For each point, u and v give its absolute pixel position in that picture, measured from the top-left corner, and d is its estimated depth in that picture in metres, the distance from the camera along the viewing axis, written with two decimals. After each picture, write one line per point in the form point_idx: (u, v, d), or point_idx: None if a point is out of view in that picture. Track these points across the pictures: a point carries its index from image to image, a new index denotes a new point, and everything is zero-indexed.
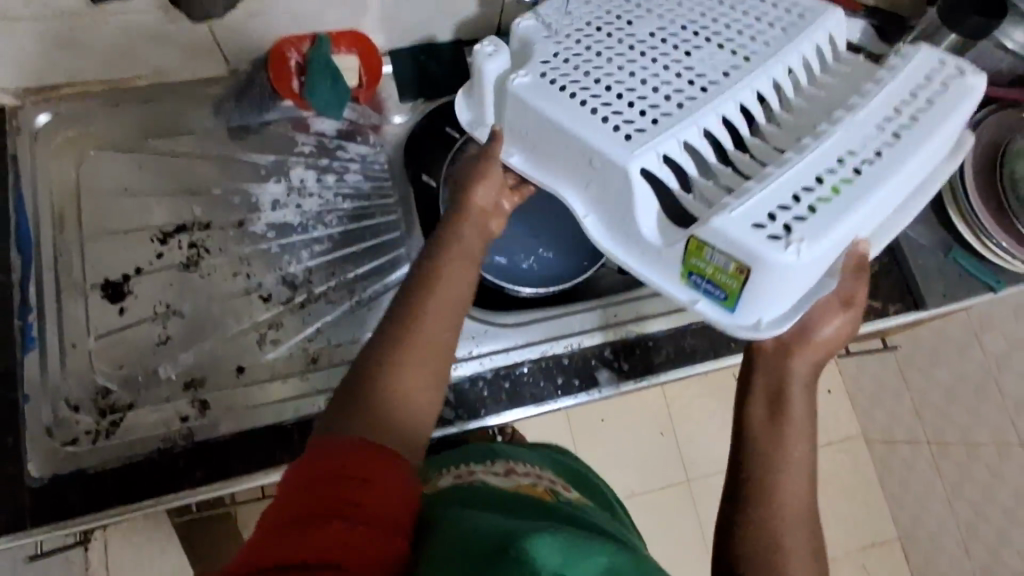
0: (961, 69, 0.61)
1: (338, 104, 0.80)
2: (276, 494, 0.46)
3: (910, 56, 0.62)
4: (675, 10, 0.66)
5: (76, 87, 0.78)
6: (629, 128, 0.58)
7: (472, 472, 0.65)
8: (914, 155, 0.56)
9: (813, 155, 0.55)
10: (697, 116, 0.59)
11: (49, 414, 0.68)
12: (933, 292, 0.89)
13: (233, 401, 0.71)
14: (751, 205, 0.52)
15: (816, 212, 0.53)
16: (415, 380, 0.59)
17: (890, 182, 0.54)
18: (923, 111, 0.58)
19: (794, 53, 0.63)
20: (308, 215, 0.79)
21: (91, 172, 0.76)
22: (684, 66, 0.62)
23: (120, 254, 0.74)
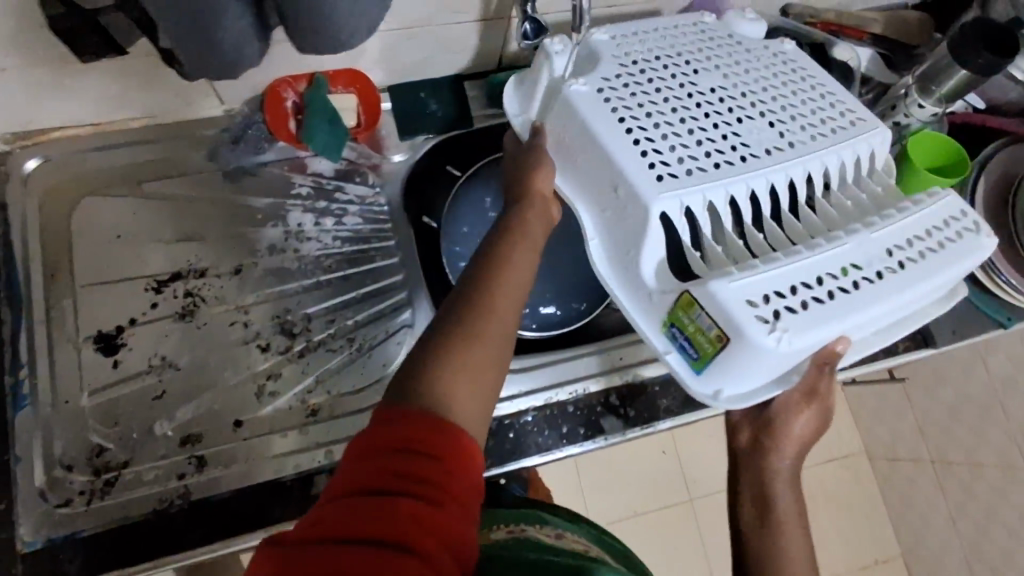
0: (982, 233, 0.61)
1: (336, 146, 0.78)
2: (343, 459, 0.47)
3: (943, 200, 0.62)
4: (742, 75, 0.65)
5: (65, 131, 0.75)
6: (664, 170, 0.58)
7: (523, 529, 0.70)
8: (910, 289, 0.56)
9: (821, 256, 0.55)
10: (730, 184, 0.58)
11: (42, 475, 0.66)
12: (944, 329, 0.86)
13: (231, 457, 0.70)
14: (751, 283, 0.53)
15: (805, 310, 0.53)
16: (479, 368, 0.55)
17: (879, 303, 0.55)
18: (934, 253, 0.58)
19: (839, 155, 0.63)
20: (306, 261, 0.77)
21: (82, 219, 0.74)
22: (732, 132, 0.61)
23: (114, 306, 0.72)
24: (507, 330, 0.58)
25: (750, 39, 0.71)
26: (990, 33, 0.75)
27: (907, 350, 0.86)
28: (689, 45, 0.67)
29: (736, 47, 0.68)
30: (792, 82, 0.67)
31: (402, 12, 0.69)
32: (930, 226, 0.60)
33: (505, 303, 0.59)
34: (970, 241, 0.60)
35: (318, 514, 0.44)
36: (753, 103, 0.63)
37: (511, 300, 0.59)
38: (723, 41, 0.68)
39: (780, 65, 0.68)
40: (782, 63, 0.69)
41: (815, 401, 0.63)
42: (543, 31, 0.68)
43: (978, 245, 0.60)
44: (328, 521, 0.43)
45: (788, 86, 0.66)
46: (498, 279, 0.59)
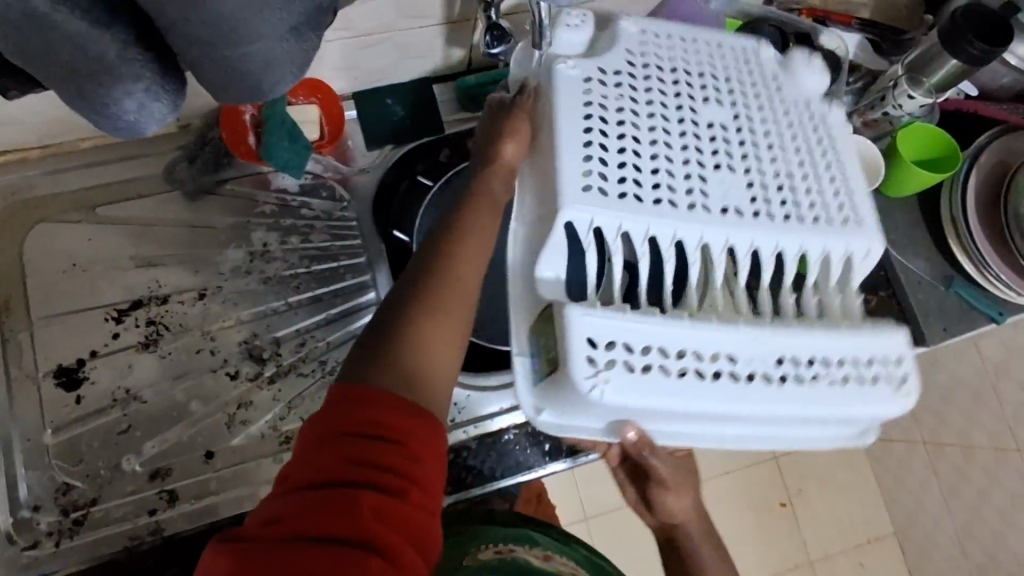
0: (893, 394, 0.54)
1: (298, 161, 0.72)
2: (304, 447, 0.44)
3: (879, 342, 0.55)
4: (750, 121, 0.59)
5: (13, 154, 0.72)
6: (598, 185, 0.52)
7: (511, 551, 0.73)
8: (768, 404, 0.51)
9: (701, 331, 0.51)
10: (660, 225, 0.53)
11: (7, 519, 0.65)
12: (933, 326, 0.81)
13: (204, 490, 0.68)
14: (610, 327, 0.49)
15: (645, 375, 0.49)
16: (438, 355, 0.51)
17: (728, 402, 0.50)
18: (825, 385, 0.53)
19: (799, 243, 0.56)
20: (271, 282, 0.74)
21: (35, 247, 0.71)
22: (695, 177, 0.55)
23: (75, 338, 0.70)
24: (467, 315, 0.54)
25: (796, 90, 0.63)
26: (987, 20, 0.71)
27: None
28: (718, 68, 0.61)
29: (770, 92, 0.62)
30: (806, 149, 0.60)
31: (361, 20, 0.65)
32: (840, 357, 0.54)
33: (466, 280, 0.54)
34: (873, 391, 0.54)
35: (276, 510, 0.42)
36: (738, 157, 0.57)
37: (474, 265, 0.55)
38: (762, 79, 0.62)
39: (809, 128, 0.61)
40: (812, 130, 0.61)
41: (676, 481, 0.64)
42: (506, 38, 0.64)
43: (878, 400, 0.54)
44: (290, 515, 0.41)
45: (800, 153, 0.59)
46: (457, 253, 0.55)
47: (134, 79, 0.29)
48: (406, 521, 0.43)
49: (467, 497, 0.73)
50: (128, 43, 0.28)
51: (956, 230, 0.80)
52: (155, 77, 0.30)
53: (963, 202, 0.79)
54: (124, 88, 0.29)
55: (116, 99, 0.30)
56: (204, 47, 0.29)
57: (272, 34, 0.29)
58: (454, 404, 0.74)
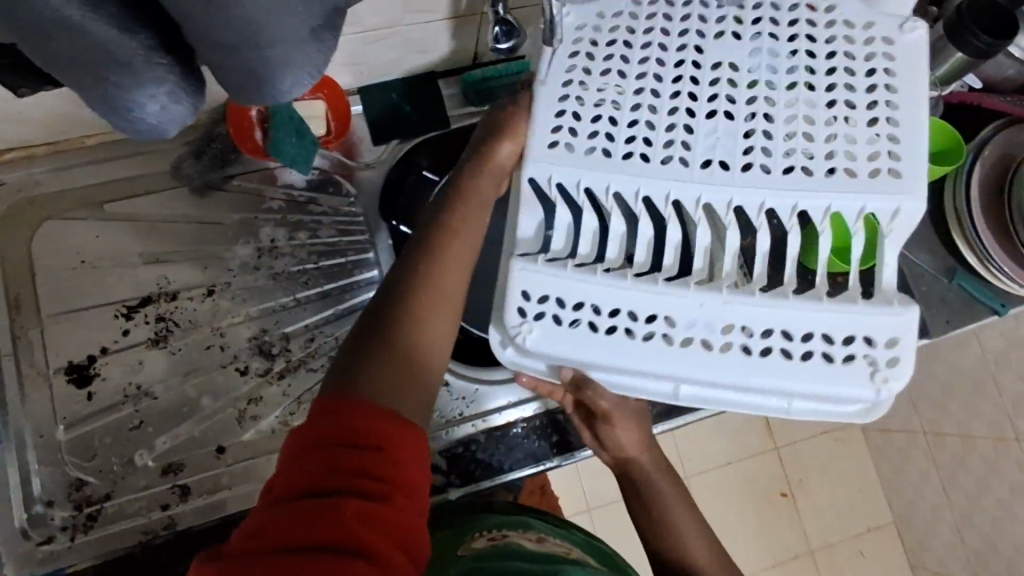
0: (868, 377, 0.51)
1: (306, 158, 0.73)
2: (282, 463, 0.44)
3: (865, 319, 0.51)
4: (771, 58, 0.53)
5: (20, 151, 0.72)
6: (566, 139, 0.52)
7: (505, 535, 0.64)
8: (704, 372, 0.51)
9: (640, 293, 0.51)
10: (625, 181, 0.52)
11: (22, 514, 0.65)
12: (936, 319, 0.82)
13: (216, 484, 0.68)
14: (547, 282, 0.52)
15: (572, 328, 0.52)
16: (434, 349, 0.52)
17: (659, 364, 0.51)
18: (779, 357, 0.51)
19: (797, 203, 0.51)
20: (280, 278, 0.74)
21: (44, 245, 0.71)
22: (679, 127, 0.52)
23: (85, 334, 0.70)
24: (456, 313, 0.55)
25: (856, 9, 0.54)
26: (992, 11, 0.70)
27: None
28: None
29: (815, 17, 0.54)
30: (844, 88, 0.53)
31: (366, 15, 0.65)
32: (807, 332, 0.51)
33: (452, 281, 0.54)
34: (840, 371, 0.51)
35: (257, 526, 0.41)
36: (742, 103, 0.53)
37: (462, 264, 0.55)
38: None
39: (859, 61, 0.53)
40: (863, 61, 0.53)
41: (622, 417, 0.64)
42: (515, 32, 0.63)
43: (852, 380, 0.51)
44: (272, 529, 0.40)
45: (833, 93, 0.52)
46: (444, 254, 0.54)
47: (157, 82, 0.29)
48: (391, 529, 0.42)
49: (477, 489, 0.74)
50: (152, 48, 0.28)
51: (960, 224, 0.81)
52: (177, 80, 0.30)
53: (968, 197, 0.80)
54: (147, 92, 0.29)
55: (137, 102, 0.30)
56: (228, 50, 0.29)
57: (293, 37, 0.30)
58: (463, 397, 0.75)
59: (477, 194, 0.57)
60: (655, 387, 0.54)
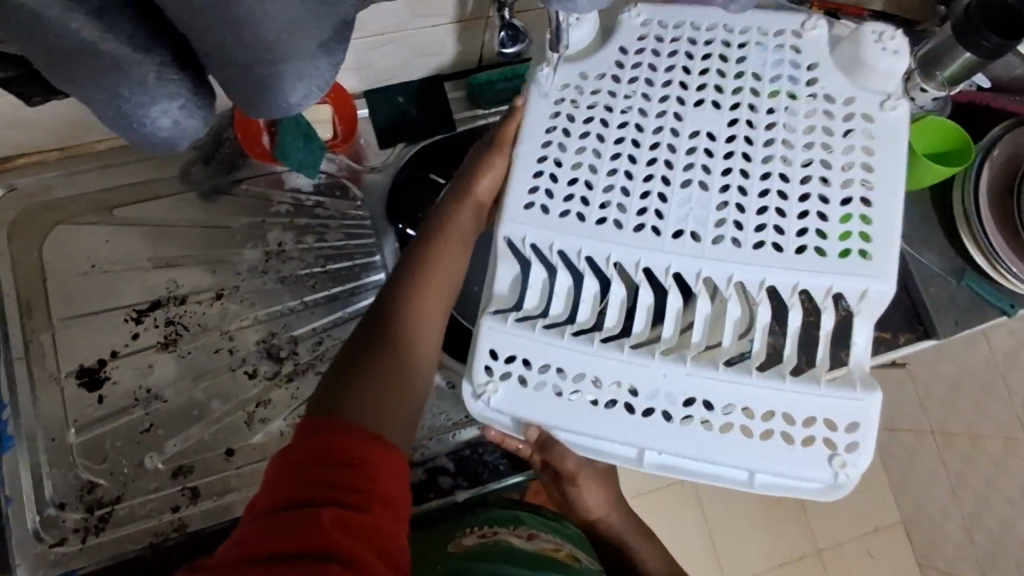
0: (825, 460, 0.50)
1: (315, 163, 0.74)
2: (266, 478, 0.44)
3: (823, 400, 0.50)
4: (750, 128, 0.53)
5: (31, 156, 0.73)
6: (543, 200, 0.52)
7: (495, 532, 0.65)
8: (662, 443, 0.51)
9: (606, 358, 0.50)
10: (593, 245, 0.51)
11: (34, 516, 0.66)
12: (944, 321, 0.81)
13: (225, 487, 0.69)
14: (514, 343, 0.51)
15: (537, 390, 0.52)
16: (417, 363, 0.54)
17: (619, 432, 0.51)
18: (736, 434, 0.51)
19: (765, 276, 0.50)
20: (288, 281, 0.75)
21: (54, 250, 0.72)
22: (653, 196, 0.52)
23: (96, 338, 0.71)
24: (437, 332, 0.56)
25: (839, 79, 0.55)
26: (1002, 12, 0.70)
27: (908, 343, 0.82)
28: (728, 64, 0.55)
29: (795, 90, 0.55)
30: (818, 163, 0.52)
31: (374, 21, 0.65)
32: (768, 410, 0.50)
33: (435, 302, 0.56)
34: (797, 452, 0.50)
35: (242, 536, 0.41)
36: (718, 172, 0.52)
37: (447, 288, 0.57)
38: (789, 70, 0.55)
39: (837, 136, 0.53)
40: (839, 136, 0.53)
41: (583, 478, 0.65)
42: (521, 36, 0.63)
43: (803, 461, 0.51)
44: (254, 540, 0.40)
45: (807, 167, 0.52)
46: (431, 273, 0.57)
47: (170, 97, 0.30)
48: (370, 538, 0.42)
49: (483, 492, 0.74)
50: (166, 65, 0.29)
51: (967, 221, 0.80)
52: (191, 96, 0.30)
53: (976, 198, 0.79)
54: (160, 107, 0.30)
55: (150, 116, 0.30)
56: (241, 63, 0.29)
57: (304, 51, 0.30)
58: None
59: (459, 225, 0.59)
60: (621, 451, 0.53)
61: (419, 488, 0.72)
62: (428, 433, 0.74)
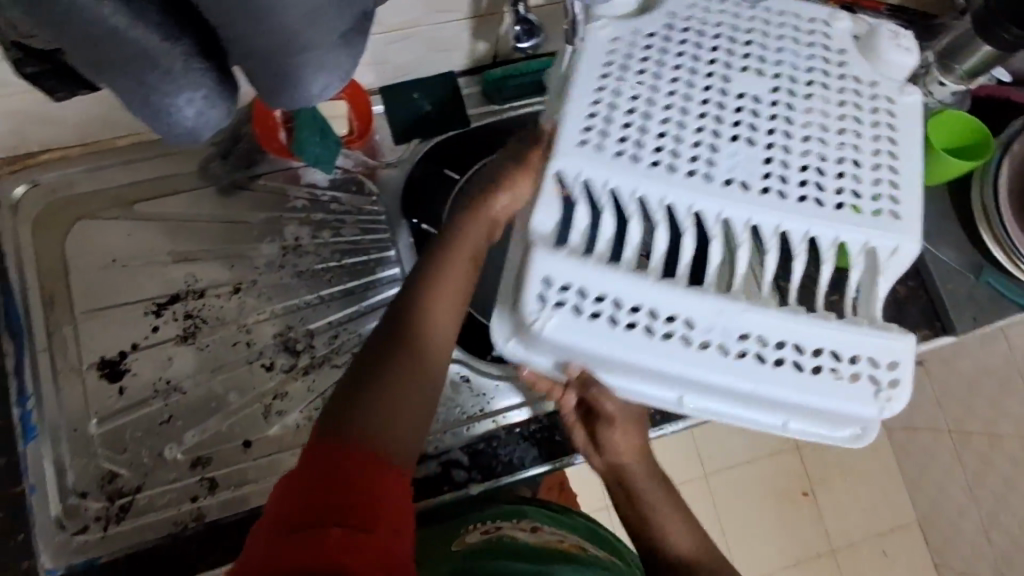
0: (871, 394, 0.52)
1: (331, 158, 0.74)
2: (272, 500, 0.45)
3: (866, 339, 0.52)
4: (791, 96, 0.55)
5: (54, 152, 0.74)
6: (598, 141, 0.53)
7: (498, 527, 0.68)
8: (717, 376, 0.51)
9: (664, 291, 0.51)
10: (649, 185, 0.52)
11: (57, 505, 0.67)
12: (962, 317, 0.80)
13: (243, 478, 0.70)
14: (571, 271, 0.51)
15: (593, 320, 0.51)
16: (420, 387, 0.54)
17: (675, 364, 0.51)
18: (789, 369, 0.51)
19: (807, 227, 0.53)
20: (304, 276, 0.76)
21: (76, 244, 0.73)
22: (705, 145, 0.53)
23: (116, 330, 0.72)
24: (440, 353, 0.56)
25: (865, 67, 0.57)
26: None
27: (926, 339, 0.81)
28: (769, 37, 0.57)
29: (829, 67, 0.57)
30: (852, 133, 0.55)
31: (388, 16, 0.66)
32: (817, 347, 0.52)
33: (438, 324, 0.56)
34: (845, 387, 0.52)
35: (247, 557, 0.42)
36: (763, 131, 0.54)
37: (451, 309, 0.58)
38: (824, 51, 0.57)
39: (866, 111, 0.56)
40: (868, 112, 0.56)
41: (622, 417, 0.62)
42: (536, 30, 0.64)
43: (851, 396, 0.52)
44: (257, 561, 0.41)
45: (843, 135, 0.55)
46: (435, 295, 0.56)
47: (194, 87, 0.30)
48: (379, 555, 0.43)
49: (496, 486, 0.74)
50: (192, 56, 0.29)
51: (987, 217, 0.79)
52: (214, 86, 0.31)
53: (996, 194, 0.78)
54: (185, 96, 0.30)
55: (175, 106, 0.31)
56: (263, 56, 0.30)
57: (324, 42, 0.30)
58: (484, 393, 0.76)
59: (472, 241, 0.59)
60: (662, 393, 0.54)
61: (433, 481, 0.73)
62: (443, 426, 0.74)
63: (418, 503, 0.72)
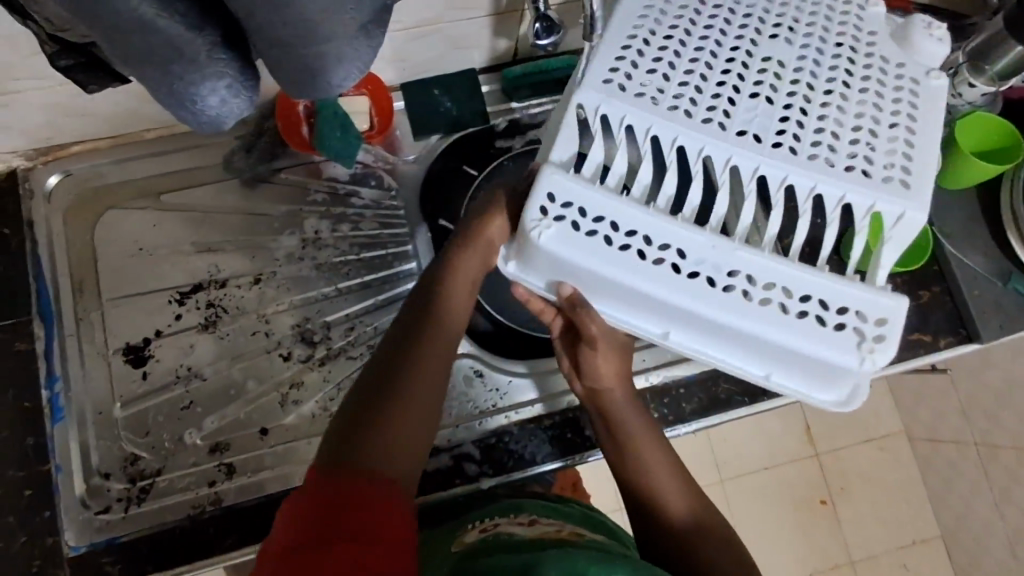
0: (854, 347, 0.51)
1: (351, 152, 0.76)
2: (279, 526, 0.47)
3: (859, 293, 0.51)
4: (817, 64, 0.56)
5: (86, 144, 0.77)
6: (621, 80, 0.54)
7: (496, 524, 0.64)
8: (700, 307, 0.52)
9: (659, 219, 0.51)
10: (665, 124, 0.52)
11: (81, 485, 0.69)
12: (989, 324, 0.78)
13: (259, 464, 0.71)
14: (573, 189, 0.51)
15: (586, 237, 0.52)
16: (423, 393, 0.58)
17: (660, 289, 0.52)
18: (773, 310, 0.51)
19: (814, 182, 0.52)
20: (323, 268, 0.77)
21: (106, 233, 0.76)
22: (723, 98, 0.54)
23: (141, 317, 0.74)
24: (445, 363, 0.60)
25: (896, 51, 0.58)
26: None
27: (949, 346, 0.79)
28: (803, 10, 0.58)
29: (858, 44, 0.58)
30: (872, 104, 0.55)
31: (410, 13, 0.67)
32: (805, 293, 0.51)
33: (443, 334, 0.61)
34: (828, 337, 0.51)
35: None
36: (784, 92, 0.54)
37: (456, 321, 0.63)
38: (854, 30, 0.58)
39: (889, 87, 0.56)
40: (892, 88, 0.56)
41: (605, 345, 0.63)
42: (555, 28, 0.64)
43: (832, 345, 0.51)
44: None
45: (863, 106, 0.55)
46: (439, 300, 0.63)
47: (218, 76, 0.31)
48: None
49: (506, 480, 0.74)
50: (216, 46, 0.30)
51: (1018, 223, 0.77)
52: (237, 76, 0.32)
53: None
54: (209, 86, 0.31)
55: (199, 94, 0.32)
56: (285, 46, 0.31)
57: (344, 34, 0.31)
58: (496, 389, 0.77)
59: (462, 270, 0.64)
60: (648, 323, 0.55)
61: (444, 474, 0.73)
62: (455, 419, 0.75)
63: (430, 496, 0.72)
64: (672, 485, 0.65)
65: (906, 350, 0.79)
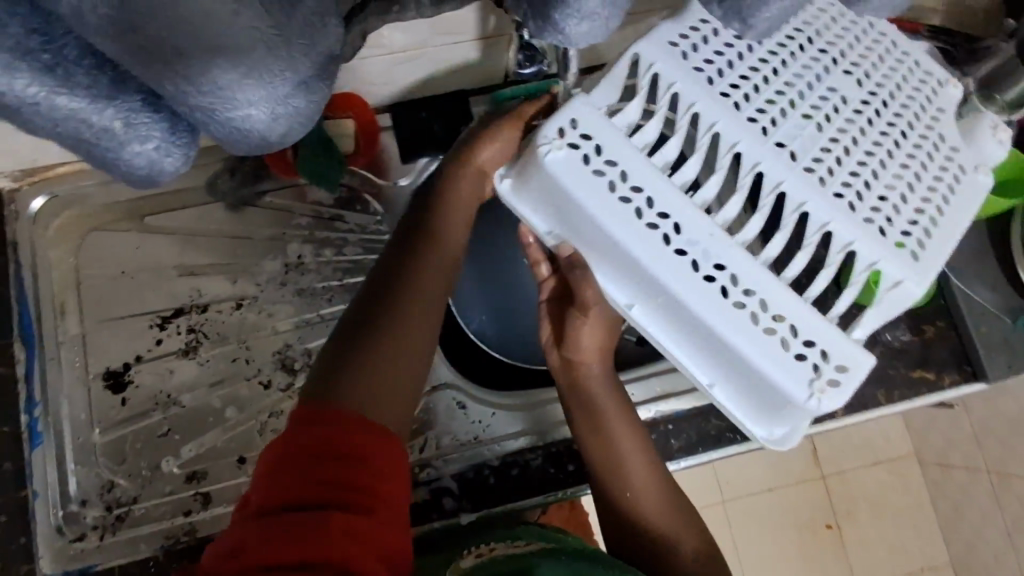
0: (806, 381, 0.49)
1: (334, 179, 0.76)
2: (262, 477, 0.48)
3: (828, 334, 0.51)
4: (878, 111, 0.58)
5: (71, 165, 0.76)
6: (689, 52, 0.55)
7: (492, 548, 0.60)
8: (678, 286, 0.50)
9: (669, 188, 0.51)
10: (709, 107, 0.54)
11: (57, 512, 0.68)
12: (996, 363, 0.75)
13: (236, 494, 0.70)
14: (598, 127, 0.51)
15: (590, 173, 0.50)
16: (411, 341, 0.58)
17: (644, 251, 0.50)
18: (744, 315, 0.50)
19: (831, 215, 0.53)
20: (305, 294, 0.76)
21: (89, 256, 0.75)
22: (776, 107, 0.55)
23: (122, 341, 0.73)
24: (436, 318, 0.61)
25: (957, 136, 0.60)
26: None
27: (953, 385, 0.76)
28: (889, 59, 0.61)
29: (926, 110, 0.60)
30: (915, 170, 0.57)
31: (395, 38, 0.65)
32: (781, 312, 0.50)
33: (431, 286, 0.61)
34: (787, 362, 0.50)
35: (243, 539, 0.45)
36: (837, 123, 0.56)
37: (444, 275, 0.63)
38: (927, 98, 0.61)
39: (937, 166, 0.58)
40: (939, 164, 0.58)
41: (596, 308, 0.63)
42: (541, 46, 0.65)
43: (788, 368, 0.50)
44: (254, 546, 0.44)
45: (905, 168, 0.57)
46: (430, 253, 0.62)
47: (141, 139, 0.30)
48: (373, 537, 0.47)
49: (490, 513, 0.72)
50: None
51: None
52: (165, 136, 0.31)
53: None
54: (134, 149, 0.30)
55: (128, 156, 0.31)
56: (206, 112, 0.29)
57: (269, 96, 0.29)
58: (479, 421, 0.76)
59: (454, 218, 0.65)
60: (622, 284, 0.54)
61: (422, 507, 0.71)
62: (436, 451, 0.74)
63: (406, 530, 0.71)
64: (664, 513, 0.62)
65: (909, 387, 0.76)
